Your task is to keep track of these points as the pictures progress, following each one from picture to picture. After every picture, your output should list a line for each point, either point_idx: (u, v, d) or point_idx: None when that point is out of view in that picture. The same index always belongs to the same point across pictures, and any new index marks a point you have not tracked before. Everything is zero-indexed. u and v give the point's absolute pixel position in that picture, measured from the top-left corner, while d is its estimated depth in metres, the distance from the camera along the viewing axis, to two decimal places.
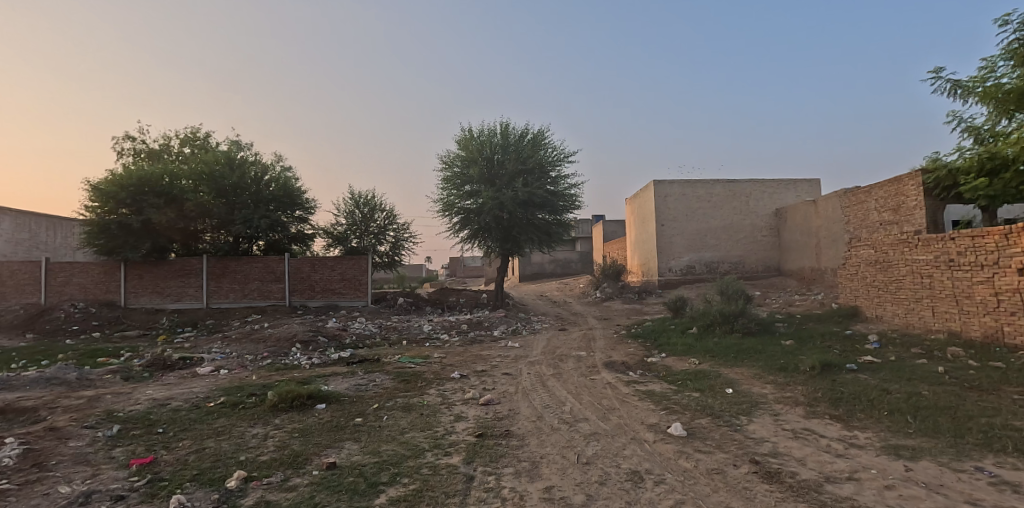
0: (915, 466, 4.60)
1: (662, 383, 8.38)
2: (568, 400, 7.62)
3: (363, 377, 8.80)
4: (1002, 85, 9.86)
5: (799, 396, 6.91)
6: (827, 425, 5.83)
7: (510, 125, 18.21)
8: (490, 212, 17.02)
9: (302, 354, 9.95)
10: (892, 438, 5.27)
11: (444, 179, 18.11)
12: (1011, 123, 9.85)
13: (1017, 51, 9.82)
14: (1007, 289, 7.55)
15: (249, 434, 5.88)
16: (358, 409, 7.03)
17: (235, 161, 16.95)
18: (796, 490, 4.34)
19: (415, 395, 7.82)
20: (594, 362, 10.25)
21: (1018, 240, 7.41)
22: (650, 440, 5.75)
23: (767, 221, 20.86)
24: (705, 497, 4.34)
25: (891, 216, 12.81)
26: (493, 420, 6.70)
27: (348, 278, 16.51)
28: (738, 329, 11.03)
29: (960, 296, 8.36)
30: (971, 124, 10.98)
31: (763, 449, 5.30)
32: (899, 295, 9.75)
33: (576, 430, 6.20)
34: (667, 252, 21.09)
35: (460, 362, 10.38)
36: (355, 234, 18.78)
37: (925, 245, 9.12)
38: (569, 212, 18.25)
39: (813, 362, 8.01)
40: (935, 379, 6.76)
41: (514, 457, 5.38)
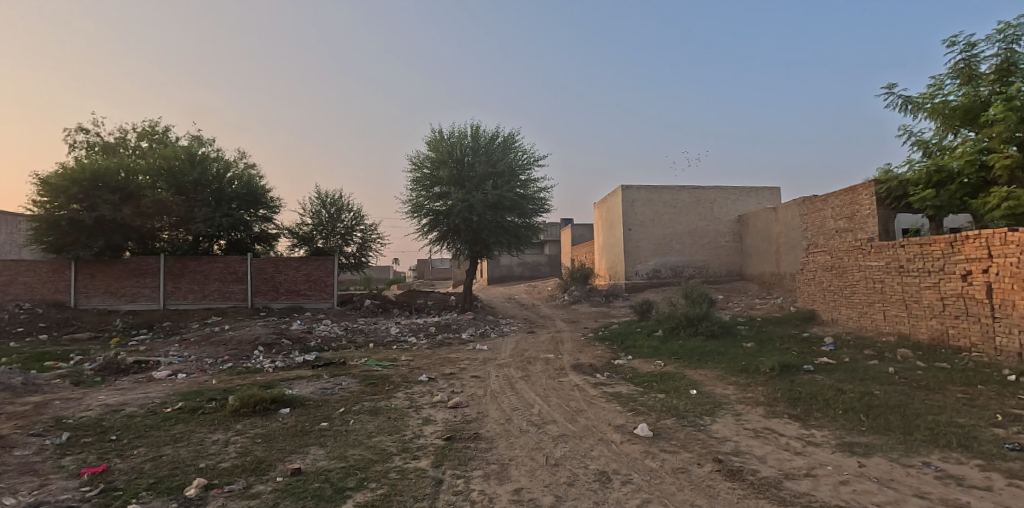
0: (868, 462, 4.82)
1: (628, 385, 8.50)
2: (537, 402, 7.65)
3: (329, 380, 8.59)
4: (948, 102, 10.45)
5: (760, 397, 7.15)
6: (786, 424, 6.04)
7: (480, 127, 18.20)
8: (459, 214, 16.95)
9: (265, 358, 9.64)
10: (847, 436, 5.51)
11: (413, 180, 17.95)
12: (957, 138, 10.47)
13: (962, 70, 10.40)
14: (952, 294, 8.00)
15: (209, 441, 5.66)
16: (323, 413, 6.87)
17: (196, 158, 16.34)
18: (758, 487, 4.49)
19: (382, 399, 7.69)
20: (562, 365, 10.33)
21: (962, 248, 7.86)
22: (617, 440, 5.84)
23: (730, 227, 21.52)
24: (671, 496, 4.44)
25: (846, 223, 13.40)
26: (462, 422, 6.66)
27: (313, 279, 16.17)
28: (702, 332, 11.31)
29: (909, 300, 8.82)
30: (920, 138, 11.60)
31: (726, 448, 5.45)
32: (853, 299, 10.21)
33: (545, 432, 6.24)
34: (634, 256, 21.46)
35: (428, 365, 10.26)
36: (322, 234, 18.36)
37: (878, 252, 9.58)
38: (539, 215, 18.33)
39: (772, 363, 8.29)
40: (886, 379, 7.11)
41: (483, 459, 5.36)
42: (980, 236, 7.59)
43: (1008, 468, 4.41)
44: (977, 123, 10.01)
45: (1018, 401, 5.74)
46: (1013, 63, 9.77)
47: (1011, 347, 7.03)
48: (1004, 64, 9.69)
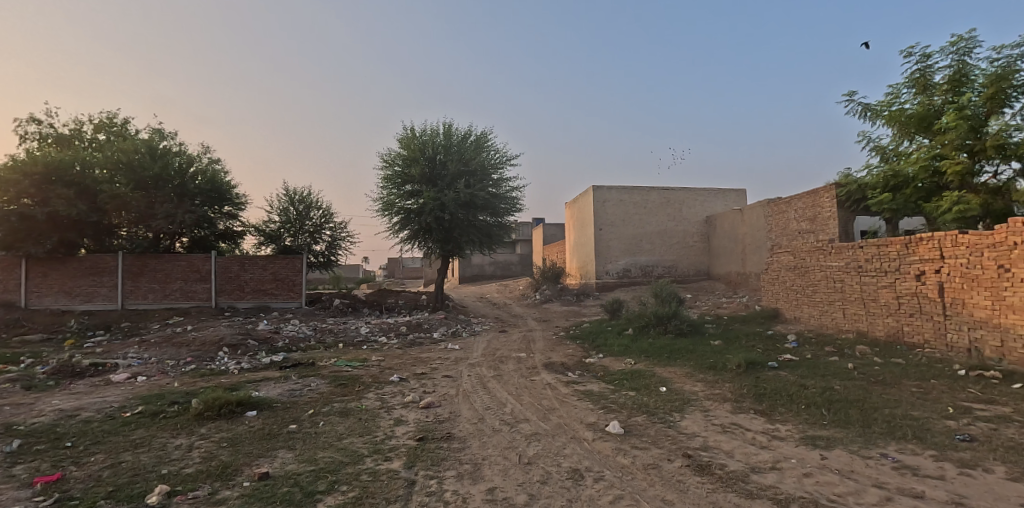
0: (829, 455, 5.01)
1: (599, 383, 8.60)
2: (509, 402, 7.65)
3: (297, 382, 8.39)
4: (905, 110, 10.96)
5: (727, 393, 7.34)
6: (752, 419, 6.23)
7: (452, 125, 18.09)
8: (431, 213, 16.80)
9: (230, 359, 9.35)
10: (810, 429, 5.72)
11: (384, 178, 17.70)
12: (912, 144, 10.98)
13: (917, 80, 10.90)
14: (906, 293, 8.39)
15: (172, 446, 5.45)
16: (292, 415, 6.70)
17: (156, 151, 15.67)
18: (726, 481, 4.61)
19: (352, 400, 7.56)
20: (534, 363, 10.38)
21: (916, 249, 8.25)
22: (590, 438, 5.90)
23: (698, 228, 22.01)
24: (642, 492, 4.52)
25: (808, 225, 13.89)
26: (434, 423, 6.60)
27: (281, 278, 15.82)
28: (671, 330, 11.54)
29: (867, 299, 9.21)
30: (878, 144, 12.12)
31: (695, 444, 5.58)
32: (814, 298, 10.59)
33: (518, 431, 6.26)
34: (604, 256, 21.71)
35: (399, 365, 10.15)
36: (289, 232, 17.90)
37: (838, 252, 9.97)
38: (510, 214, 18.33)
39: (739, 361, 8.52)
40: (846, 374, 7.41)
41: (456, 459, 5.34)
42: (933, 238, 7.98)
43: (958, 458, 4.63)
44: (931, 131, 10.54)
45: (967, 394, 6.07)
46: (964, 74, 10.29)
47: (961, 343, 7.44)
48: (956, 75, 10.22)
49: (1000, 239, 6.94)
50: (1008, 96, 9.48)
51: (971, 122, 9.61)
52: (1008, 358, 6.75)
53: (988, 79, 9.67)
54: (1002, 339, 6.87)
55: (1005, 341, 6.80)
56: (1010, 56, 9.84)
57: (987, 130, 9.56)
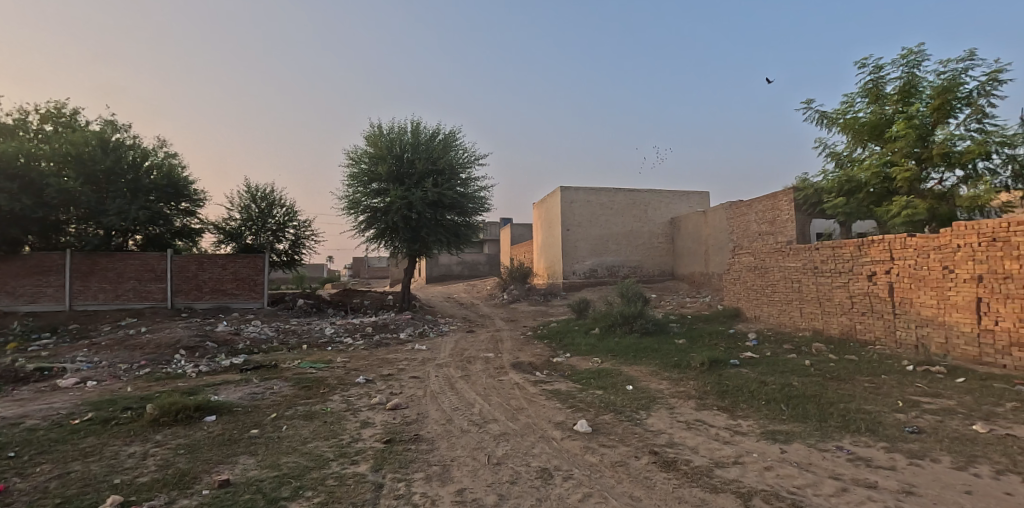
0: (788, 448, 5.21)
1: (567, 382, 8.68)
2: (477, 402, 7.63)
3: (259, 385, 8.13)
4: (858, 118, 11.51)
5: (691, 390, 7.54)
6: (715, 415, 6.41)
7: (420, 123, 17.92)
8: (399, 212, 16.59)
9: (187, 362, 8.98)
10: (770, 424, 5.93)
11: (350, 175, 17.38)
12: (865, 151, 11.55)
13: (870, 90, 11.46)
14: (859, 292, 8.81)
15: (125, 454, 5.19)
16: (253, 420, 6.48)
17: (109, 144, 14.93)
18: (691, 476, 4.73)
19: (317, 403, 7.38)
20: (502, 363, 10.38)
21: (868, 251, 8.68)
22: (558, 437, 5.95)
23: (662, 229, 22.51)
24: (610, 489, 4.59)
25: (768, 228, 14.42)
26: (402, 424, 6.52)
27: (242, 278, 15.37)
28: (636, 329, 11.75)
29: (823, 298, 9.62)
30: (833, 150, 12.69)
31: (661, 441, 5.70)
32: (773, 298, 10.99)
33: (487, 431, 6.25)
34: (572, 256, 21.92)
35: (365, 366, 9.97)
36: (250, 230, 17.33)
37: (795, 253, 10.37)
38: (479, 214, 18.26)
39: (702, 358, 8.75)
40: (803, 371, 7.72)
41: (425, 461, 5.28)
42: (883, 241, 8.41)
43: (908, 449, 4.88)
44: (882, 139, 11.12)
45: (914, 388, 6.42)
46: (913, 86, 10.87)
47: (909, 340, 7.87)
48: (906, 86, 10.80)
49: (945, 242, 7.38)
50: (953, 107, 10.08)
51: (919, 131, 10.18)
52: (951, 354, 7.20)
53: (935, 91, 10.26)
54: (946, 336, 7.31)
55: (949, 338, 7.25)
56: (954, 69, 10.45)
57: (933, 139, 10.14)
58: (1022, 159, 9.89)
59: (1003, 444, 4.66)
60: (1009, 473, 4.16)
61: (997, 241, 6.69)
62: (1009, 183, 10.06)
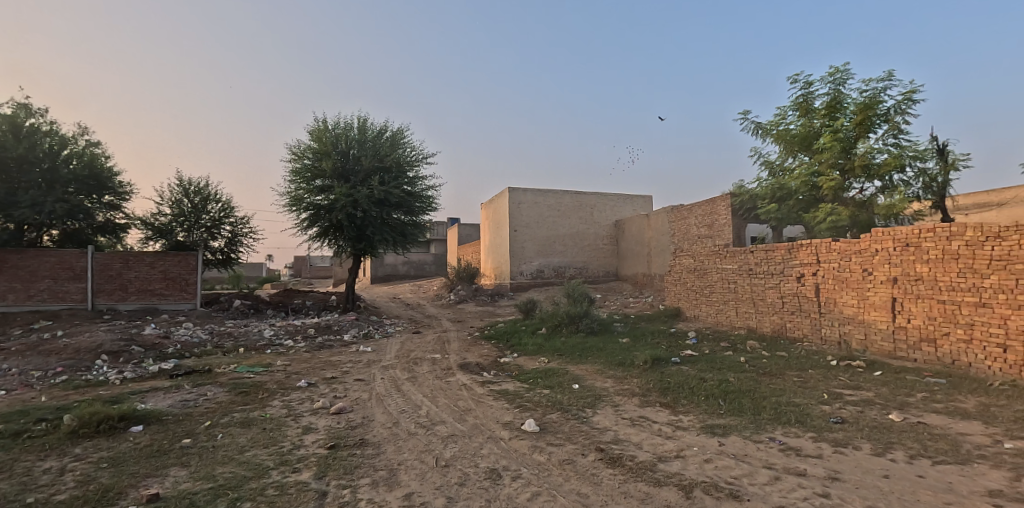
0: (726, 441, 5.49)
1: (515, 382, 8.75)
2: (424, 404, 7.54)
3: (192, 391, 7.66)
4: (789, 130, 12.32)
5: (635, 388, 7.79)
6: (658, 412, 6.67)
7: (367, 120, 17.49)
8: (344, 210, 16.11)
9: (111, 368, 8.33)
10: (709, 419, 6.24)
11: (292, 171, 16.72)
12: (795, 161, 12.38)
13: (800, 104, 12.29)
14: (789, 293, 9.42)
15: (38, 470, 4.76)
16: (185, 429, 6.10)
17: (21, 129, 13.53)
18: (636, 471, 4.89)
19: (256, 409, 7.04)
20: (449, 364, 10.31)
21: (797, 254, 9.30)
22: (506, 437, 5.98)
23: (607, 231, 23.12)
24: (558, 487, 4.67)
25: (707, 231, 15.14)
26: (346, 429, 6.35)
27: (172, 277, 14.42)
28: (582, 329, 11.99)
29: (756, 298, 10.22)
30: (767, 159, 13.49)
31: (606, 438, 5.86)
32: (711, 298, 11.55)
33: (434, 434, 6.19)
34: (519, 257, 22.07)
35: (307, 370, 9.61)
36: (182, 226, 16.28)
37: (732, 256, 10.95)
38: (426, 213, 18.02)
39: (645, 357, 9.06)
40: (739, 367, 8.16)
41: (371, 466, 5.17)
42: (811, 245, 9.04)
43: (833, 438, 5.27)
44: (811, 150, 11.96)
45: (838, 382, 6.94)
46: (838, 101, 11.72)
47: (833, 336, 8.51)
48: (832, 101, 11.62)
49: (864, 247, 8.04)
50: (873, 122, 10.96)
51: (844, 144, 11.00)
52: (869, 349, 7.85)
53: (858, 107, 11.11)
54: (865, 333, 7.95)
55: (868, 334, 7.89)
56: (874, 88, 11.37)
57: (855, 151, 11.00)
58: (930, 173, 10.90)
59: (914, 431, 5.13)
60: (920, 457, 4.58)
61: (909, 246, 7.37)
62: (920, 193, 11.07)
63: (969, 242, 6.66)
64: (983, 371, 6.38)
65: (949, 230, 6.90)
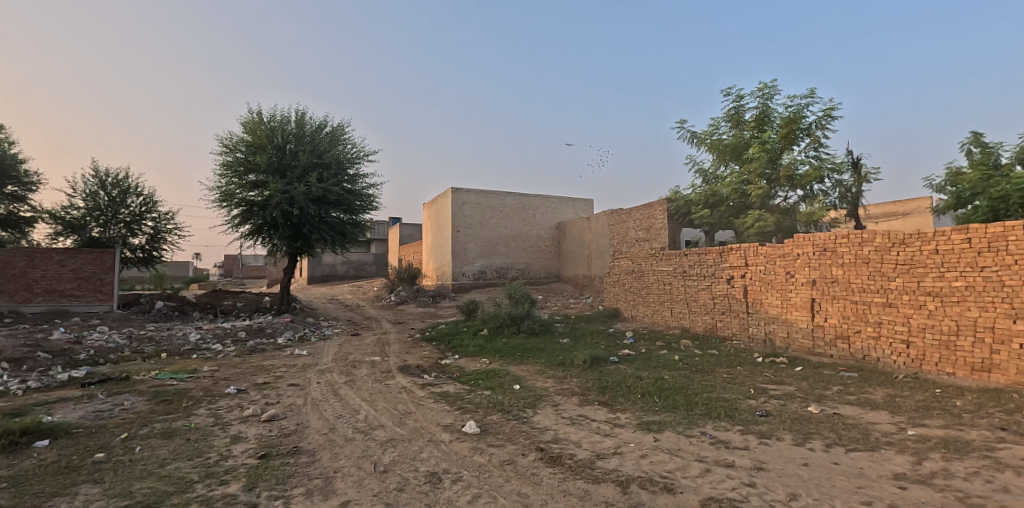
0: (661, 437, 5.68)
1: (456, 384, 8.66)
2: (363, 408, 7.31)
3: (106, 401, 7.04)
4: (722, 140, 12.99)
5: (575, 387, 7.93)
6: (597, 410, 6.82)
7: (306, 113, 16.83)
8: (278, 207, 15.38)
9: (10, 378, 7.51)
10: (645, 415, 6.44)
11: (223, 165, 15.82)
12: (726, 169, 13.07)
13: (731, 115, 13.00)
14: (720, 294, 9.91)
15: None
16: (98, 442, 5.59)
17: None
18: (574, 469, 4.97)
19: (179, 419, 6.56)
20: (389, 367, 10.07)
21: (727, 257, 9.80)
22: (446, 440, 5.91)
23: (549, 233, 23.46)
24: (499, 488, 4.66)
25: (644, 234, 15.68)
26: (279, 437, 6.04)
27: (84, 277, 13.22)
28: (523, 330, 12.07)
29: (690, 299, 10.68)
30: (700, 167, 14.15)
31: (546, 437, 5.92)
32: (648, 298, 11.96)
33: (372, 439, 6.00)
34: (461, 258, 21.92)
35: (237, 375, 9.08)
36: (97, 221, 14.98)
37: (667, 258, 11.39)
38: (366, 212, 17.55)
39: (585, 357, 9.23)
40: (673, 365, 8.49)
41: (305, 475, 4.94)
42: (740, 249, 9.56)
43: (758, 430, 5.59)
44: (741, 159, 12.67)
45: (763, 377, 7.37)
46: (766, 115, 12.48)
47: (759, 335, 9.03)
48: (761, 114, 12.38)
49: (787, 251, 8.59)
50: (797, 136, 11.78)
51: (770, 154, 11.74)
52: (791, 346, 8.40)
53: (783, 121, 11.89)
54: (788, 331, 8.49)
55: (790, 333, 8.44)
56: (797, 103, 12.18)
57: (780, 162, 11.76)
58: (846, 184, 11.82)
59: (831, 421, 5.54)
60: (835, 446, 4.94)
61: (827, 251, 7.94)
62: (836, 202, 11.99)
63: (878, 247, 7.28)
64: (890, 364, 7.00)
65: (861, 236, 7.51)
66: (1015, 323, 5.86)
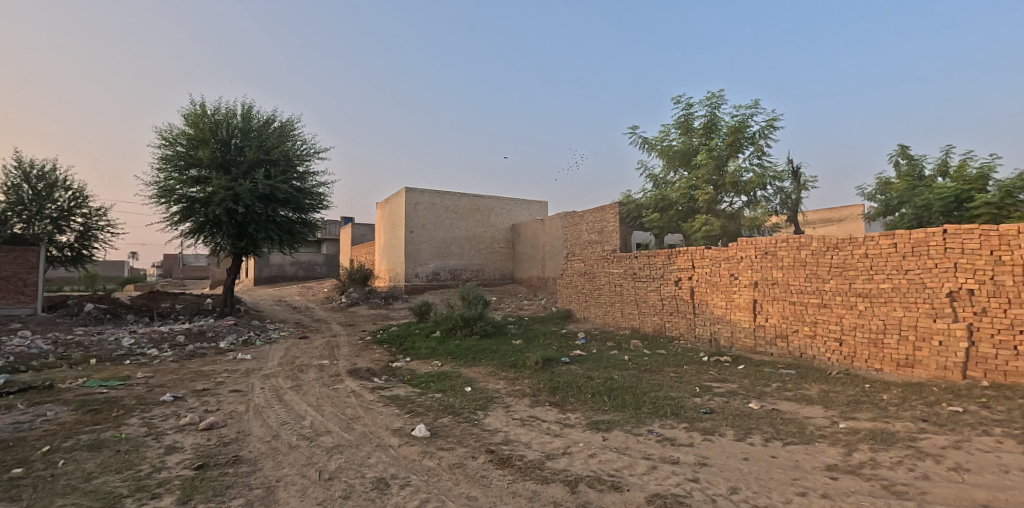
0: (610, 436, 5.74)
1: (406, 386, 8.47)
2: (308, 414, 7.02)
3: (24, 411, 6.46)
4: (672, 146, 13.35)
5: (526, 388, 7.91)
6: (547, 411, 6.81)
7: (252, 107, 16.15)
8: (222, 204, 14.66)
9: None
10: (594, 415, 6.48)
11: (162, 158, 14.96)
12: (675, 175, 13.44)
13: (681, 123, 13.39)
14: (668, 296, 10.16)
15: None
16: (14, 457, 5.11)
17: None
18: (525, 470, 4.93)
19: (108, 429, 6.10)
20: (338, 370, 9.75)
21: (675, 259, 10.05)
22: (395, 444, 5.74)
23: (504, 235, 23.47)
24: (448, 492, 4.55)
25: (596, 237, 15.91)
26: (218, 446, 5.70)
27: (4, 277, 12.18)
28: (476, 332, 11.97)
29: (640, 301, 10.88)
30: (651, 172, 14.50)
31: (497, 439, 5.85)
32: (600, 300, 12.12)
33: (318, 445, 5.76)
34: (415, 259, 21.58)
35: (173, 382, 8.55)
36: (20, 216, 13.77)
37: (618, 261, 11.59)
38: (317, 211, 17.00)
39: (537, 358, 9.24)
40: (623, 365, 8.61)
41: (245, 485, 4.67)
42: (687, 252, 9.82)
43: (703, 427, 5.73)
44: (689, 166, 13.06)
45: (708, 376, 7.57)
46: (714, 123, 12.93)
47: (705, 334, 9.30)
48: (708, 123, 12.82)
49: (731, 254, 8.89)
50: (742, 144, 12.27)
51: (716, 162, 12.17)
52: (735, 345, 8.69)
53: (729, 130, 12.36)
54: (731, 331, 8.78)
55: (734, 333, 8.72)
56: (742, 113, 12.70)
57: (726, 169, 12.21)
58: (786, 191, 12.39)
59: (770, 417, 5.74)
60: (774, 440, 5.12)
61: (768, 254, 8.27)
62: (777, 208, 12.54)
63: (814, 251, 7.64)
64: (824, 361, 7.34)
65: (799, 240, 7.86)
66: (935, 321, 6.27)
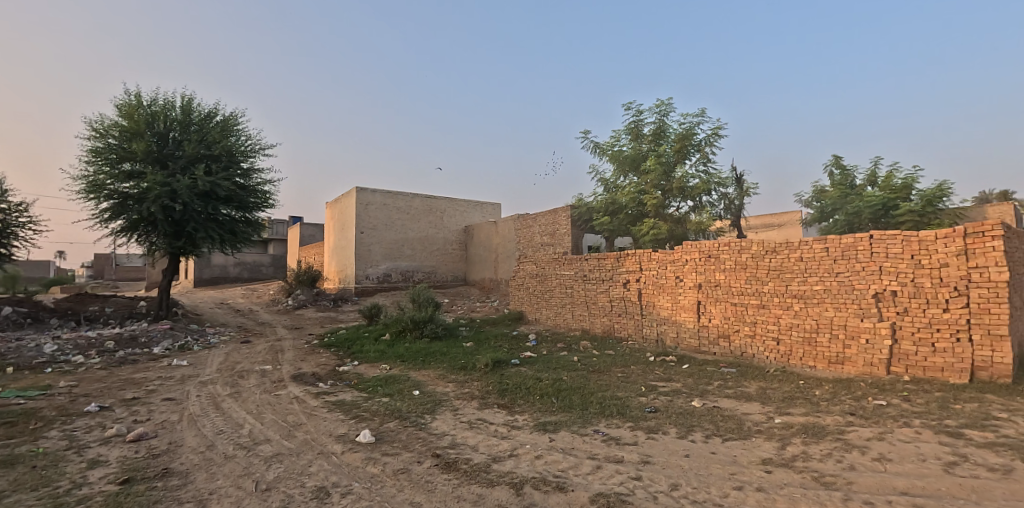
0: (557, 436, 5.71)
1: (352, 391, 8.18)
2: (247, 421, 6.65)
3: None
4: (621, 151, 13.60)
5: (475, 391, 7.80)
6: (495, 413, 6.73)
7: (193, 99, 15.33)
8: (157, 201, 13.81)
9: None
10: (542, 416, 6.45)
11: (91, 151, 13.96)
12: (625, 179, 13.68)
13: (630, 129, 13.66)
14: (617, 297, 10.32)
15: None
16: None
17: None
18: (471, 474, 4.82)
19: (23, 443, 5.56)
20: (280, 376, 9.32)
21: (624, 262, 10.21)
22: (338, 451, 5.51)
23: (457, 236, 23.28)
24: (391, 498, 4.39)
25: (549, 239, 16.00)
26: (146, 458, 5.30)
27: None
28: (426, 334, 11.75)
29: (590, 302, 10.99)
30: (602, 176, 14.73)
31: (443, 443, 5.72)
32: (550, 301, 12.17)
33: (256, 454, 5.46)
34: (365, 260, 21.06)
35: (100, 390, 7.93)
36: None
37: (569, 263, 11.68)
38: (262, 210, 16.30)
39: (487, 360, 9.15)
40: (572, 366, 8.65)
41: (174, 499, 4.35)
42: (635, 255, 10.00)
43: (647, 425, 5.79)
44: (638, 171, 13.33)
45: (654, 375, 7.71)
46: (662, 130, 13.28)
47: (652, 335, 9.47)
48: (657, 129, 13.16)
49: (677, 257, 9.10)
50: (688, 151, 12.66)
51: (664, 167, 12.52)
52: (680, 345, 8.89)
53: (677, 137, 12.75)
54: (677, 331, 8.98)
55: (679, 333, 8.92)
56: (689, 121, 13.11)
57: (674, 175, 12.57)
58: (729, 197, 12.86)
59: (711, 414, 5.87)
60: (714, 436, 5.23)
61: (711, 257, 8.51)
62: (721, 213, 12.99)
63: (754, 255, 7.92)
64: (763, 360, 7.61)
65: (740, 244, 8.14)
66: (862, 321, 6.61)
